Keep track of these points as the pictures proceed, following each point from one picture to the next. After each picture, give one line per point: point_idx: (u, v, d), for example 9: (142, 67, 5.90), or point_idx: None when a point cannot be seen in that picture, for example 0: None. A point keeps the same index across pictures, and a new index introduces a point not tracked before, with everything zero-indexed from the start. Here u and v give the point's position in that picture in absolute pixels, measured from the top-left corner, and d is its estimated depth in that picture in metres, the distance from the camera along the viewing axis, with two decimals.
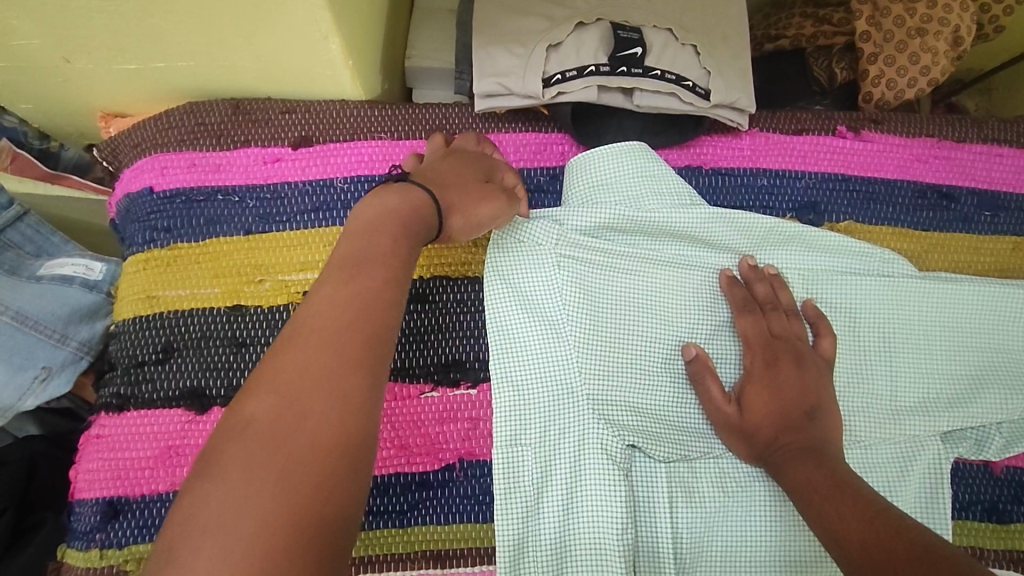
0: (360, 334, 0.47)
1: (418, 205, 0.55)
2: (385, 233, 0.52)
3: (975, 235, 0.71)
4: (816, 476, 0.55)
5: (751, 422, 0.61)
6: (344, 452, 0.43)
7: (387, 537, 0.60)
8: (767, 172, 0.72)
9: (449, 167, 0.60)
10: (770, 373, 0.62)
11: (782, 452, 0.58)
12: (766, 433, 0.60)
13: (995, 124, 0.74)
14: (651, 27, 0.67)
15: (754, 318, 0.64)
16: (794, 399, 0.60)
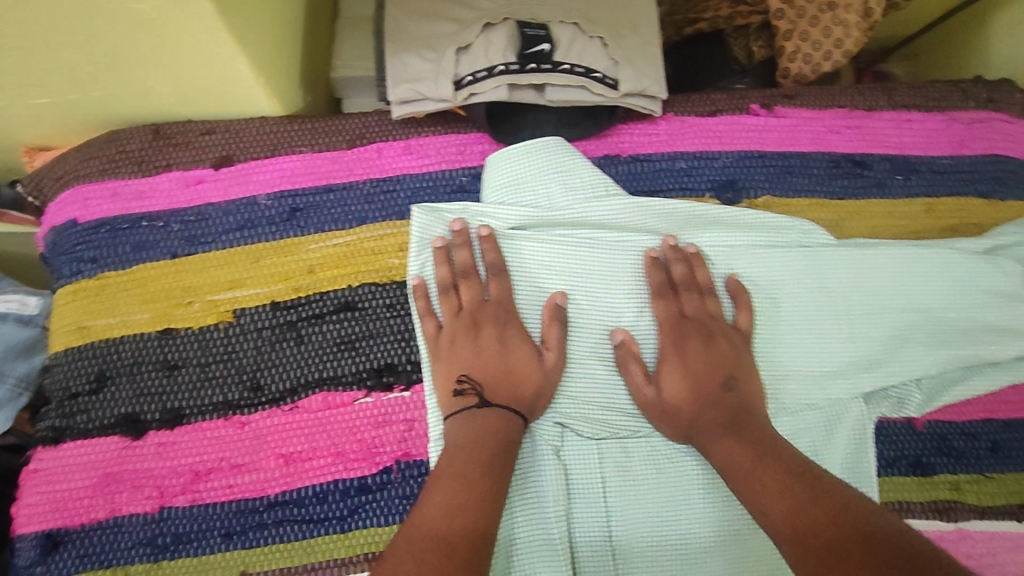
0: (488, 444, 0.58)
1: (492, 424, 0.59)
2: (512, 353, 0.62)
3: (889, 199, 0.73)
4: (741, 450, 0.57)
5: (674, 400, 0.63)
6: (481, 528, 0.52)
7: (329, 543, 0.62)
8: (685, 155, 0.73)
9: (516, 353, 0.62)
10: (686, 352, 0.64)
11: (704, 426, 0.61)
12: (688, 411, 0.62)
13: (903, 91, 0.76)
14: (558, 22, 0.68)
15: (669, 299, 0.67)
16: (711, 373, 0.63)
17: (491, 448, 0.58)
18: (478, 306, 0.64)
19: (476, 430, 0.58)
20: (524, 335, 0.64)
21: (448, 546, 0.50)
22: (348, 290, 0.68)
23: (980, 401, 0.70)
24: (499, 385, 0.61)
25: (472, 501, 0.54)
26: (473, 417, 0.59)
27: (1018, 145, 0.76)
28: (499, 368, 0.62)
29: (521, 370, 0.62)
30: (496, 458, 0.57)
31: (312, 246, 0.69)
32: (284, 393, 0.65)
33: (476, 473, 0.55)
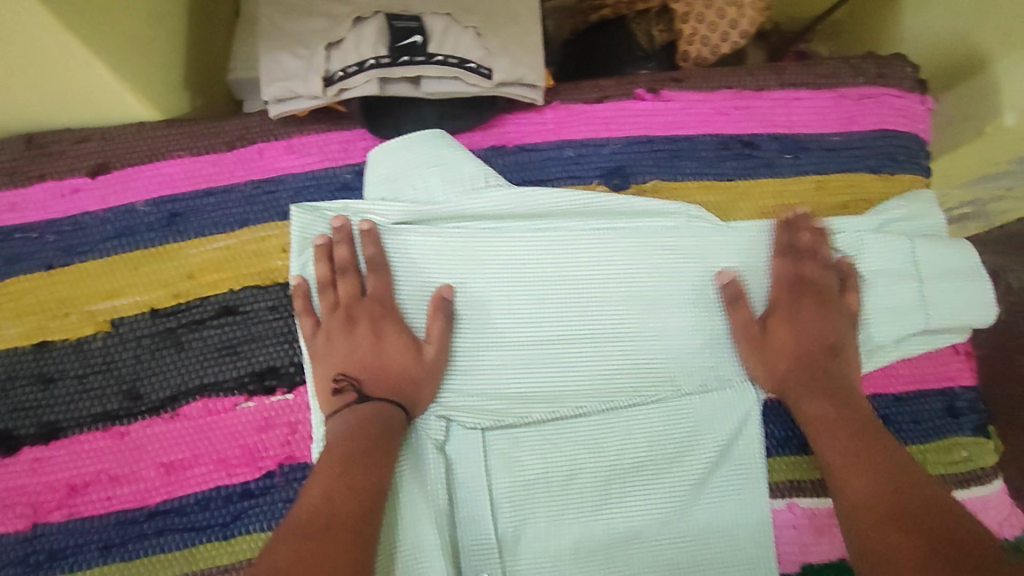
0: (366, 435, 0.57)
1: (370, 414, 0.59)
2: (391, 348, 0.63)
3: (778, 178, 0.73)
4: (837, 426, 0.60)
5: (759, 357, 0.67)
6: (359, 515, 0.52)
7: (212, 550, 0.63)
8: (573, 143, 0.73)
9: (391, 345, 0.63)
10: (802, 310, 0.67)
11: (804, 390, 0.64)
12: (788, 368, 0.66)
13: (793, 69, 0.75)
14: (430, 14, 0.66)
15: (786, 263, 0.69)
16: (813, 331, 0.66)
17: (370, 436, 0.57)
18: (355, 301, 0.64)
19: (354, 425, 0.58)
20: (403, 329, 0.64)
21: (319, 532, 0.49)
22: (230, 294, 0.68)
23: (871, 376, 0.71)
24: (379, 377, 0.62)
25: (353, 483, 0.54)
26: (354, 411, 0.60)
27: (907, 120, 0.75)
28: (378, 363, 0.62)
29: (401, 365, 0.62)
30: (376, 448, 0.57)
31: (192, 252, 0.69)
32: (164, 402, 0.66)
33: (353, 463, 0.55)
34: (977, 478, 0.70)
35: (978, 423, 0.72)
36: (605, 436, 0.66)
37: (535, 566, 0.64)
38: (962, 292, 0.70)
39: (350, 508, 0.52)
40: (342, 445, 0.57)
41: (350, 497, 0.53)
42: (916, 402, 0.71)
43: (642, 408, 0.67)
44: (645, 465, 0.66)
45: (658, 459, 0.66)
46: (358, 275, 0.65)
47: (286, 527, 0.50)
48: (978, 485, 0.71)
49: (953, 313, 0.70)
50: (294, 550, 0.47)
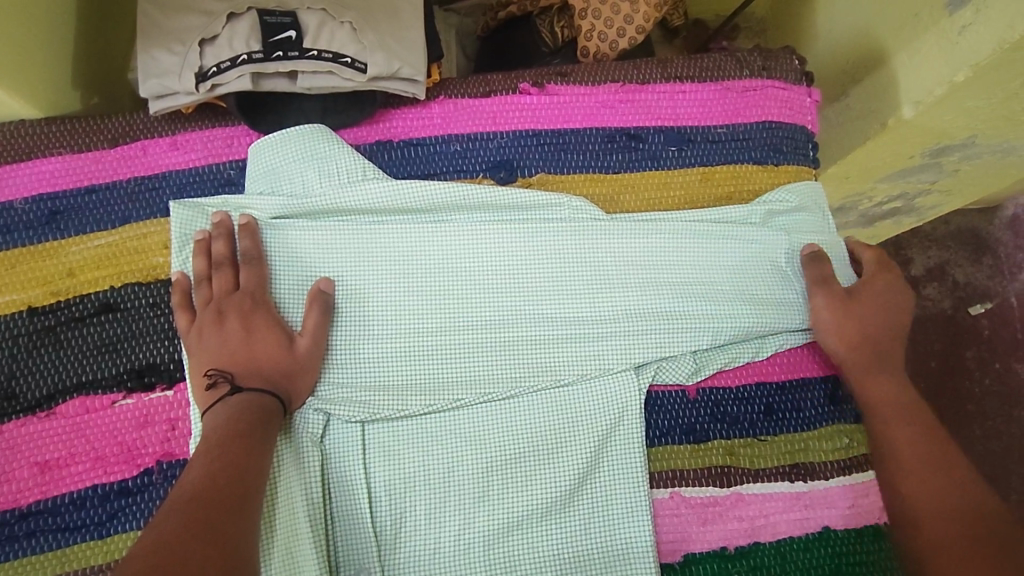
0: (239, 423, 0.56)
1: (242, 404, 0.58)
2: (271, 337, 0.62)
3: (663, 170, 0.74)
4: (893, 397, 0.65)
5: (864, 324, 0.67)
6: (236, 502, 0.51)
7: (85, 550, 0.61)
8: (459, 137, 0.73)
9: (261, 338, 0.62)
10: (887, 300, 0.69)
11: (873, 371, 0.66)
12: (871, 341, 0.67)
13: (679, 62, 0.76)
14: (305, 10, 0.67)
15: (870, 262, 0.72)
16: (893, 323, 0.68)
17: (249, 422, 0.57)
18: (228, 295, 0.63)
19: (226, 413, 0.57)
20: (276, 321, 0.63)
21: (194, 517, 0.48)
22: (110, 291, 0.67)
23: (758, 365, 0.69)
24: (253, 371, 0.60)
25: (231, 465, 0.53)
26: (227, 403, 0.58)
27: (792, 112, 0.77)
28: (249, 357, 0.61)
29: (280, 355, 0.61)
30: (254, 439, 0.56)
31: (72, 249, 0.68)
32: (40, 400, 0.64)
33: (225, 451, 0.54)
34: (859, 464, 0.68)
35: None
36: (487, 426, 0.65)
37: (414, 559, 0.62)
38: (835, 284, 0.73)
39: (228, 488, 0.51)
40: (218, 432, 0.55)
41: (232, 478, 0.52)
42: (803, 390, 0.69)
43: (521, 399, 0.66)
44: (524, 454, 0.64)
45: (539, 450, 0.65)
46: (232, 268, 0.65)
47: (174, 503, 0.49)
48: (858, 473, 0.68)
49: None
50: (174, 527, 0.47)
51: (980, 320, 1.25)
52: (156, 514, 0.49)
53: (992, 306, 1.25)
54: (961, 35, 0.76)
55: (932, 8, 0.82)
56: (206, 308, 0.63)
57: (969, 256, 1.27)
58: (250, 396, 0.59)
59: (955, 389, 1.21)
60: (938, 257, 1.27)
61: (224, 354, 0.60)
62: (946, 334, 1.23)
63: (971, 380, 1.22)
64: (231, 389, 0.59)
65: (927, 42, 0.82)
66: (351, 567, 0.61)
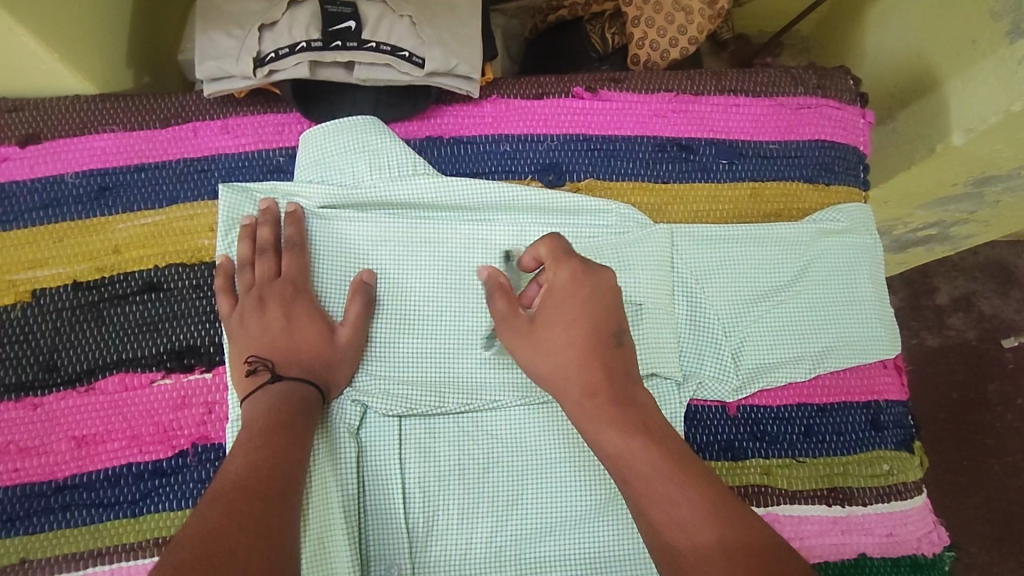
0: (281, 415, 0.56)
1: (285, 394, 0.57)
2: (312, 326, 0.61)
3: (713, 182, 0.73)
4: (595, 414, 0.54)
5: (567, 345, 0.56)
6: (278, 495, 0.50)
7: (118, 528, 0.61)
8: (510, 137, 0.73)
9: (302, 326, 0.61)
10: (574, 306, 0.57)
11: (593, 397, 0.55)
12: (572, 379, 0.56)
13: (733, 75, 0.76)
14: (365, 1, 0.67)
15: (571, 264, 0.58)
16: (590, 342, 0.56)
17: (291, 414, 0.56)
18: (270, 282, 0.63)
19: (269, 403, 0.57)
20: (319, 312, 0.63)
21: (238, 507, 0.47)
22: (154, 270, 0.67)
23: (800, 385, 0.68)
24: (293, 360, 0.60)
25: (274, 458, 0.53)
26: (270, 392, 0.57)
27: (845, 132, 0.76)
28: (289, 346, 0.60)
29: (320, 345, 0.61)
30: (295, 435, 0.55)
31: (118, 225, 0.68)
32: (81, 375, 0.64)
33: (267, 444, 0.53)
34: (898, 492, 0.68)
35: (903, 437, 0.70)
36: (524, 429, 0.64)
37: (445, 559, 0.61)
38: (882, 307, 0.72)
39: (271, 481, 0.51)
40: (261, 422, 0.55)
41: (272, 470, 0.52)
42: (843, 414, 0.68)
43: (559, 405, 0.65)
44: (561, 461, 0.64)
45: (576, 457, 0.64)
46: (276, 255, 0.64)
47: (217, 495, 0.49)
48: (897, 499, 0.68)
49: (874, 340, 0.70)
50: (220, 517, 0.46)
51: (1004, 353, 1.24)
52: (200, 501, 0.49)
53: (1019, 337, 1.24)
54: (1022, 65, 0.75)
55: (993, 35, 0.81)
56: (246, 295, 0.62)
57: (995, 288, 1.27)
58: (291, 386, 0.58)
59: (977, 421, 1.20)
60: (965, 287, 1.26)
61: (262, 343, 0.60)
62: (969, 366, 1.22)
63: (992, 414, 1.21)
64: (270, 377, 0.58)
65: (984, 70, 0.81)
66: (382, 563, 0.61)
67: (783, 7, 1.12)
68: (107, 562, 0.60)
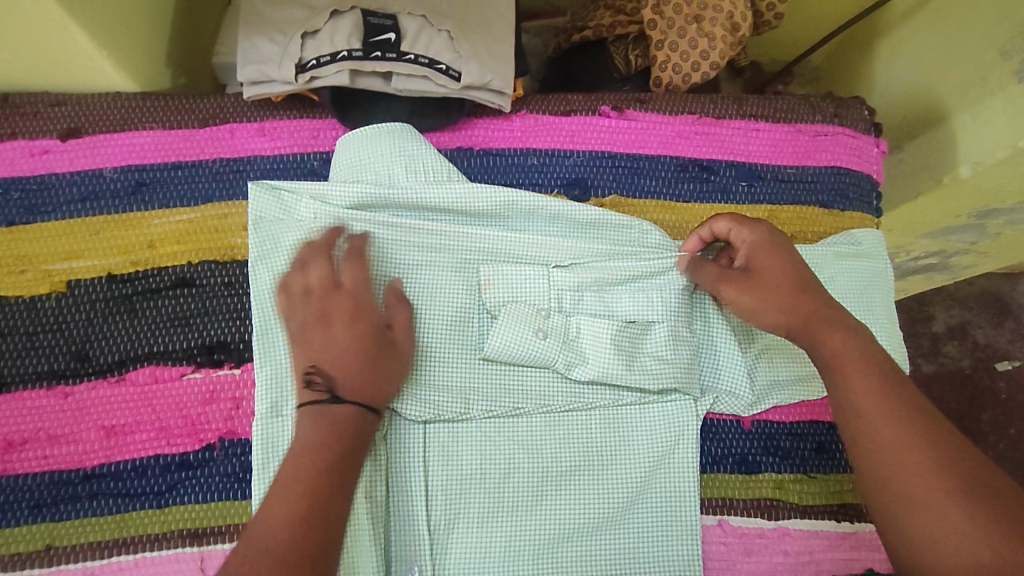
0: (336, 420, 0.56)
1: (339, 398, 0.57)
2: (359, 325, 0.60)
3: (732, 204, 0.76)
4: (848, 349, 0.56)
5: (789, 278, 0.61)
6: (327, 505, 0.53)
7: (143, 518, 0.62)
8: (537, 152, 0.75)
9: (343, 327, 0.59)
10: (777, 256, 0.62)
11: (819, 330, 0.58)
12: (798, 311, 0.59)
13: (755, 101, 0.78)
14: (406, 14, 0.69)
15: (760, 231, 0.64)
16: (791, 279, 0.61)
17: (346, 417, 0.57)
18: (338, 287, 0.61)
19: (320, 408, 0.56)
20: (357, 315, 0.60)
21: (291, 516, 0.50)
22: (187, 266, 0.69)
23: (813, 402, 0.70)
24: (336, 365, 0.58)
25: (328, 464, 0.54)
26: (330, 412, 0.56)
27: (859, 159, 0.79)
28: (329, 352, 0.58)
29: (359, 350, 0.59)
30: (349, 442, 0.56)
31: (155, 221, 0.70)
32: (111, 365, 0.65)
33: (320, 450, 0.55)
34: None
35: None
36: (544, 436, 0.66)
37: (464, 562, 0.63)
38: (891, 330, 0.74)
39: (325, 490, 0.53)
40: (318, 427, 0.56)
41: (320, 502, 0.52)
42: None
43: (579, 414, 0.67)
44: (581, 469, 0.65)
45: (595, 465, 0.66)
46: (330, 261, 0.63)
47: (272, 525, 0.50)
48: None
49: None
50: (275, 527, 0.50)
51: (997, 382, 1.27)
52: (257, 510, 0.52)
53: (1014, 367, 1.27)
54: None
55: (1001, 73, 0.84)
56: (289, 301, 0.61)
57: (991, 318, 1.30)
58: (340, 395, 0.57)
59: None
60: (962, 316, 1.30)
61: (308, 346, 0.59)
62: (964, 394, 1.25)
63: (984, 442, 1.23)
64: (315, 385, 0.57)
65: (994, 106, 0.84)
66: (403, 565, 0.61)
67: (795, 38, 1.16)
68: (130, 552, 0.61)
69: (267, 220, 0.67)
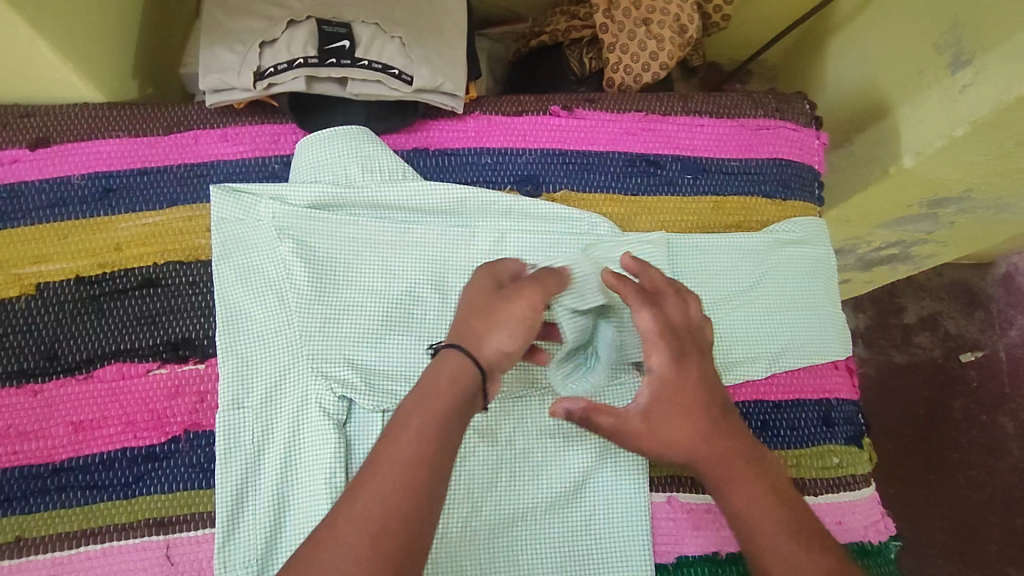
0: (437, 411, 0.52)
1: (459, 372, 0.54)
2: (493, 299, 0.59)
3: (679, 196, 0.79)
4: (755, 497, 0.60)
5: (702, 428, 0.61)
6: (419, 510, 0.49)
7: (110, 509, 0.64)
8: (491, 151, 0.78)
9: (477, 299, 0.59)
10: (693, 400, 0.61)
11: (727, 479, 0.61)
12: (705, 457, 0.61)
13: (700, 98, 0.81)
14: (359, 22, 0.72)
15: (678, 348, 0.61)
16: (705, 428, 0.61)
17: (453, 399, 0.53)
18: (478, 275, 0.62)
19: (445, 378, 0.54)
20: (493, 292, 0.60)
21: (384, 525, 0.47)
22: (153, 267, 0.71)
23: (758, 382, 0.73)
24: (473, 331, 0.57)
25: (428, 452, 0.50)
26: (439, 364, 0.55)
27: (801, 151, 0.82)
28: (473, 320, 0.57)
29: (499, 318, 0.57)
30: (447, 430, 0.52)
31: (121, 225, 0.73)
32: (80, 363, 0.68)
33: (429, 442, 0.51)
34: (847, 483, 0.73)
35: (852, 434, 0.75)
36: (499, 421, 0.68)
37: None
38: (834, 313, 0.78)
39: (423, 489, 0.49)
40: (430, 410, 0.52)
41: (411, 485, 0.49)
42: (793, 411, 0.73)
43: (533, 399, 0.69)
44: (533, 452, 0.68)
45: (547, 447, 0.68)
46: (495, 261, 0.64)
47: (360, 513, 0.47)
48: (846, 491, 0.73)
49: (825, 343, 0.76)
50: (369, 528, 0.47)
51: (968, 371, 1.30)
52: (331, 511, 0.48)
53: (981, 356, 1.31)
54: (961, 93, 0.82)
55: (936, 67, 0.88)
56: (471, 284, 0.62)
57: (960, 308, 1.34)
58: (454, 361, 0.55)
59: (942, 436, 1.26)
60: (931, 307, 1.33)
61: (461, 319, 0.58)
62: (936, 383, 1.29)
63: (957, 430, 1.27)
64: (451, 355, 0.55)
65: (930, 98, 0.88)
66: None
67: (752, 39, 1.20)
68: (97, 542, 0.63)
69: (229, 222, 0.71)
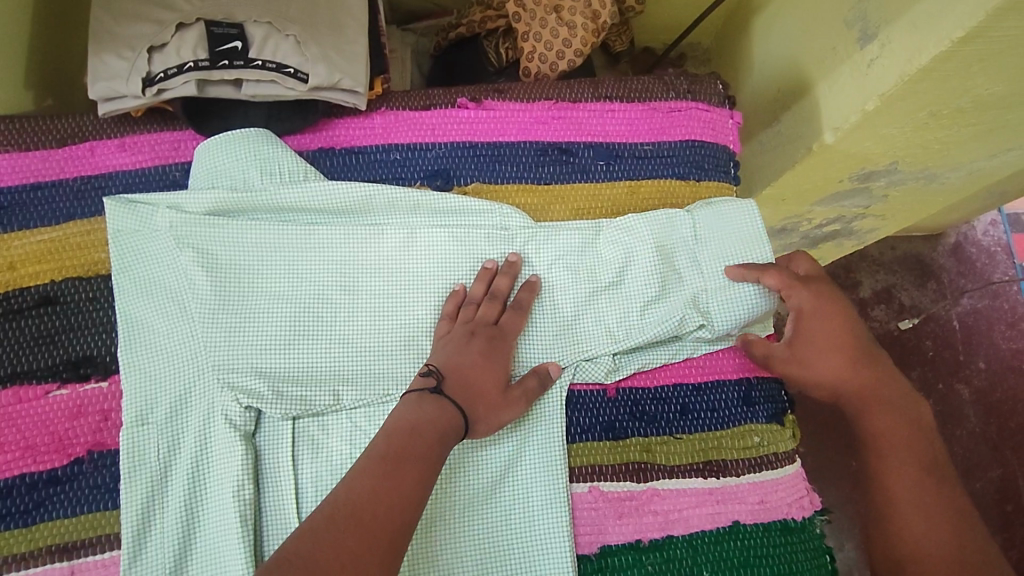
0: (430, 432, 0.59)
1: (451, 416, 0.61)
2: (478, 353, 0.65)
3: (592, 183, 0.78)
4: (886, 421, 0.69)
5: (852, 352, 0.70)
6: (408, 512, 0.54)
7: (9, 538, 0.63)
8: (400, 147, 0.77)
9: (476, 348, 0.66)
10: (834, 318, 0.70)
11: (871, 404, 0.69)
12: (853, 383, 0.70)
13: (610, 83, 0.80)
14: (252, 22, 0.69)
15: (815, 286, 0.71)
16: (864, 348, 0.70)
17: (439, 429, 0.59)
18: (485, 324, 0.68)
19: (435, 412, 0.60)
20: (482, 344, 0.66)
21: (379, 515, 0.53)
22: (50, 285, 0.69)
23: (676, 367, 0.74)
24: (461, 384, 0.63)
25: (415, 470, 0.56)
26: (443, 407, 0.61)
27: (714, 131, 0.81)
28: (466, 375, 0.64)
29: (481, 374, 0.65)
30: (432, 450, 0.58)
31: (14, 244, 0.70)
32: None
33: (423, 459, 0.57)
34: (768, 462, 0.73)
35: (774, 411, 0.75)
36: None
37: None
38: None
39: (404, 498, 0.55)
40: (421, 428, 0.59)
41: (402, 495, 0.55)
42: (714, 394, 0.74)
43: None
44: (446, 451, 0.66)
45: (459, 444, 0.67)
46: (502, 305, 0.70)
47: (369, 497, 0.53)
48: (768, 469, 0.73)
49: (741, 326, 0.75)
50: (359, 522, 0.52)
51: (924, 341, 1.31)
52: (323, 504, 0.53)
53: (938, 326, 1.32)
54: (870, 66, 0.82)
55: (847, 42, 0.88)
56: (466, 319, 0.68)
57: (914, 279, 1.35)
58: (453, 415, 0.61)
59: None
60: (885, 281, 1.34)
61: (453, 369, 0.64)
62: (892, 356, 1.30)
63: None
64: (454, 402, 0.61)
65: (843, 74, 0.88)
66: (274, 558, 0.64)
67: (682, 21, 1.20)
68: None
69: (124, 233, 0.68)
